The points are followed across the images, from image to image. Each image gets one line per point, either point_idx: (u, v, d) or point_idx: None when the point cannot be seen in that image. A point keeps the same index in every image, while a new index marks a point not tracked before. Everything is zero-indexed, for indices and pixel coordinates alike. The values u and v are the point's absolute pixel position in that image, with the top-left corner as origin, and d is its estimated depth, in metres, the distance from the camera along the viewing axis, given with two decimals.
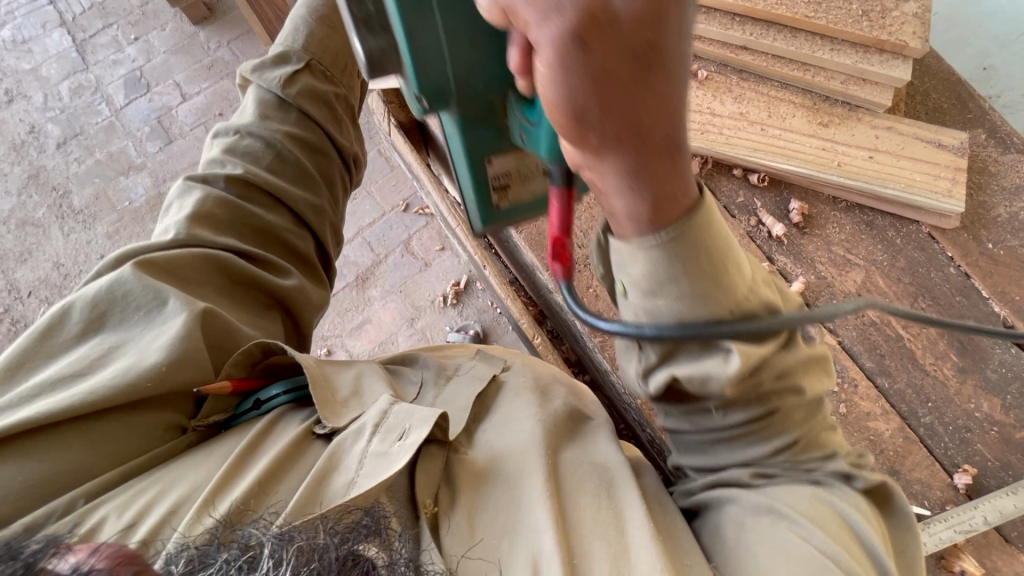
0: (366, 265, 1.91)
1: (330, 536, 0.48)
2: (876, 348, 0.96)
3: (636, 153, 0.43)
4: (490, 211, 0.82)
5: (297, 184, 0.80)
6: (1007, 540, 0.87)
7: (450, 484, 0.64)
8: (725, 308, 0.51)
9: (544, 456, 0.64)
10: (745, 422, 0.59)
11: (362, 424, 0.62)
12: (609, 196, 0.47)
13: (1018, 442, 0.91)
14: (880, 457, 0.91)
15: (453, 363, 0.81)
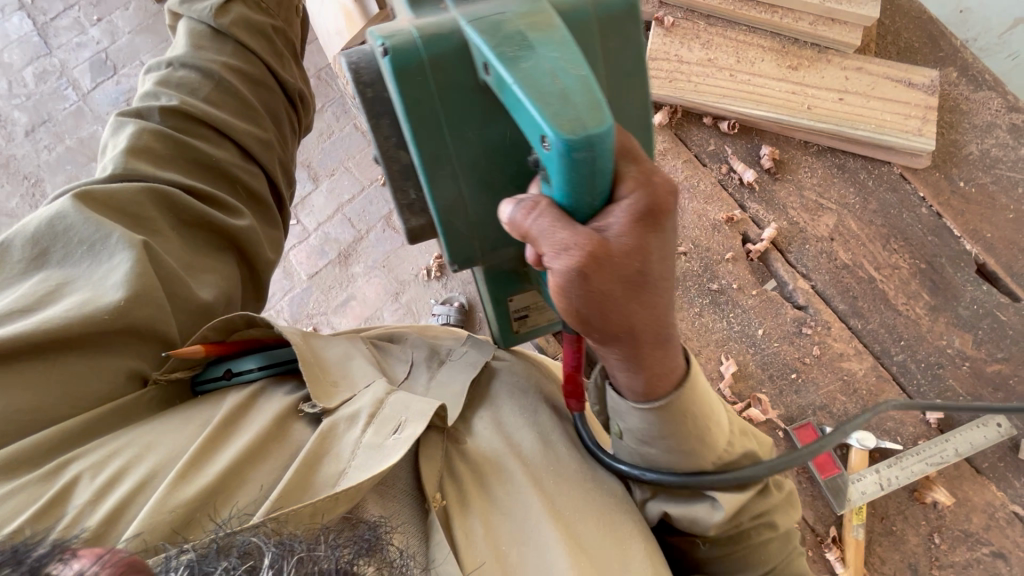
0: (348, 241, 1.90)
1: (334, 548, 0.39)
2: (849, 290, 0.96)
3: (630, 348, 0.52)
4: (512, 337, 0.75)
5: (241, 117, 0.73)
6: (979, 471, 0.89)
7: (453, 478, 0.60)
8: (709, 460, 0.59)
9: (542, 469, 0.62)
10: (720, 544, 0.64)
11: (356, 409, 0.56)
12: (614, 373, 0.56)
13: (989, 375, 0.92)
14: (854, 397, 0.92)
15: (445, 345, 0.74)
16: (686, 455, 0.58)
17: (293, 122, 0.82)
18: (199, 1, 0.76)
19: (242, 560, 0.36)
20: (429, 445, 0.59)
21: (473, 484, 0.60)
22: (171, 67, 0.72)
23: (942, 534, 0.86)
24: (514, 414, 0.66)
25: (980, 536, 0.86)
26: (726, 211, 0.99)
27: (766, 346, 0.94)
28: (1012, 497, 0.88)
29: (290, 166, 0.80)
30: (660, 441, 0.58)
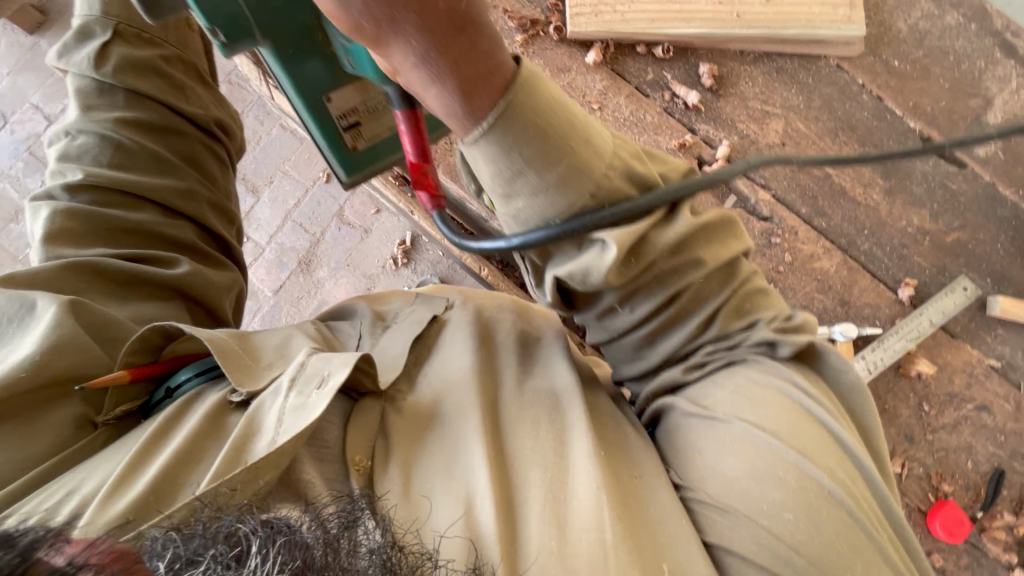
0: (306, 248, 1.84)
1: (317, 527, 0.40)
2: (808, 192, 0.97)
3: (421, 30, 0.41)
4: (348, 157, 0.73)
5: (156, 171, 0.72)
6: (953, 336, 0.94)
7: (384, 437, 0.56)
8: (586, 192, 0.48)
9: (476, 391, 0.58)
10: (662, 309, 0.55)
11: (279, 381, 0.53)
12: (423, 97, 0.45)
13: (947, 245, 0.96)
14: (830, 293, 0.95)
15: (392, 311, 0.73)
16: (553, 179, 0.47)
17: (218, 157, 0.80)
18: (77, 56, 0.73)
19: (229, 545, 0.37)
20: (365, 408, 0.57)
21: (405, 438, 0.55)
22: (69, 137, 0.71)
23: (930, 401, 0.91)
24: (459, 354, 0.63)
25: (964, 394, 0.92)
26: (677, 138, 0.98)
27: None
28: (985, 352, 0.94)
29: (221, 202, 0.78)
30: (525, 184, 0.47)
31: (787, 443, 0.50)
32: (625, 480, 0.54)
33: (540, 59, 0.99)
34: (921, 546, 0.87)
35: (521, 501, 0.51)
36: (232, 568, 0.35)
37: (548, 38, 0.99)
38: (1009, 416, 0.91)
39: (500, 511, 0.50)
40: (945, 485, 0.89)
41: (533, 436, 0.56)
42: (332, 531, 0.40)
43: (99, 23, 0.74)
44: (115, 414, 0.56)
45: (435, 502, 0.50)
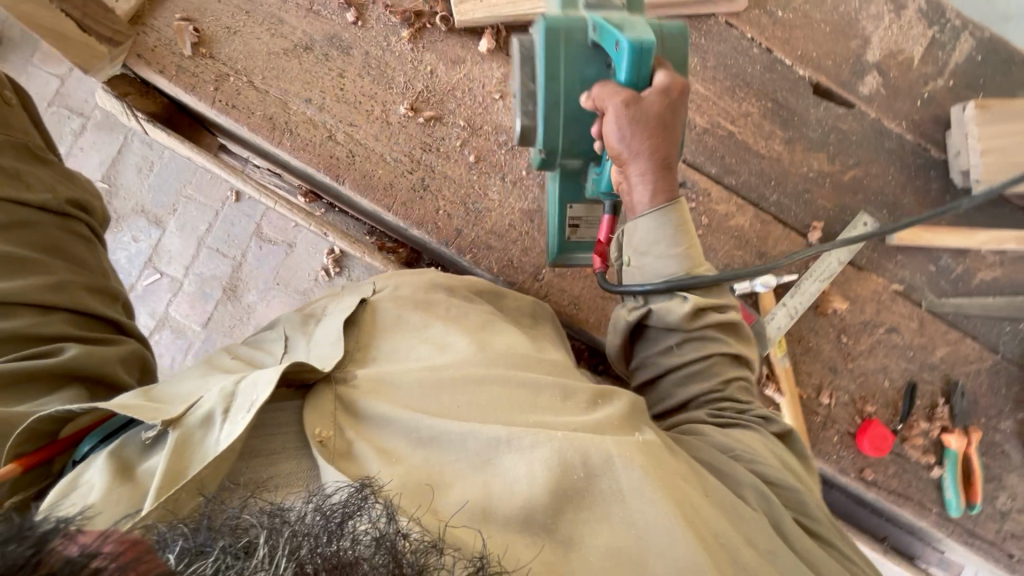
0: (228, 273, 1.73)
1: (324, 517, 0.42)
2: (715, 152, 1.00)
3: (660, 170, 0.73)
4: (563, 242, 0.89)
5: (7, 273, 0.64)
6: (860, 269, 1.01)
7: (346, 413, 0.61)
8: (688, 266, 0.74)
9: (444, 370, 0.66)
10: (699, 362, 0.74)
11: (207, 410, 0.55)
12: (635, 196, 0.75)
13: (845, 184, 1.02)
14: (746, 248, 0.99)
15: (319, 307, 0.84)
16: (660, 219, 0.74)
17: (82, 239, 0.75)
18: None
19: (235, 537, 0.39)
20: (316, 394, 0.62)
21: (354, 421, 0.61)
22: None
23: (847, 332, 0.98)
24: (413, 348, 0.72)
25: (875, 321, 0.99)
26: None
27: None
28: (889, 278, 1.01)
29: (96, 284, 0.73)
30: (658, 241, 0.74)
31: (765, 440, 0.69)
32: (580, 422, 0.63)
33: (432, 53, 0.94)
34: (855, 464, 0.96)
35: (479, 449, 0.58)
36: (240, 558, 0.37)
37: (437, 28, 0.94)
38: (915, 332, 1.00)
39: (453, 473, 0.57)
40: (868, 406, 0.97)
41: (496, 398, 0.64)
42: (335, 522, 0.41)
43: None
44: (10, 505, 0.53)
45: (421, 470, 0.56)
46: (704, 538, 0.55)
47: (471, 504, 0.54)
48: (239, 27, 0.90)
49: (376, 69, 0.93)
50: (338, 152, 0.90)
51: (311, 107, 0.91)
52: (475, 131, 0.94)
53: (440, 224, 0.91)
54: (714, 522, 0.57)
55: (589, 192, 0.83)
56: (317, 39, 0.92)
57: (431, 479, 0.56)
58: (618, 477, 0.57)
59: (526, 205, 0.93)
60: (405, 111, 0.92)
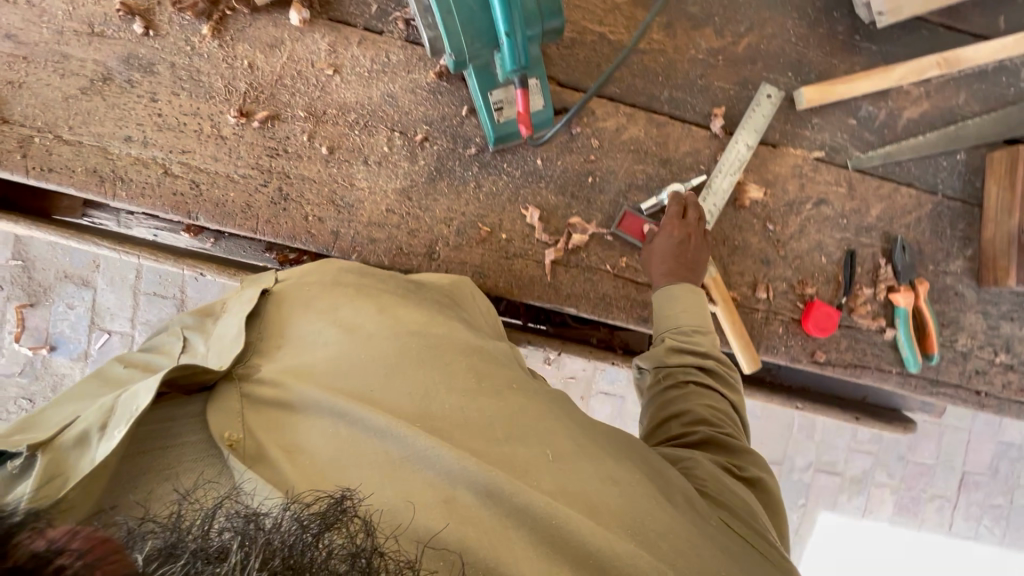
0: (174, 313, 1.69)
1: (300, 522, 0.41)
2: (590, 63, 0.89)
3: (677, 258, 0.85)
4: (497, 126, 0.83)
5: None
6: (775, 145, 0.92)
7: (256, 408, 0.57)
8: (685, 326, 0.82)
9: (360, 358, 0.62)
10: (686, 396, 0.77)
11: (84, 428, 0.51)
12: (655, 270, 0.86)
13: (741, 56, 0.92)
14: (648, 159, 0.90)
15: (219, 303, 0.75)
16: (692, 298, 0.83)
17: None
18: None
19: (206, 541, 0.38)
20: (220, 396, 0.57)
21: (264, 423, 0.55)
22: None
23: (773, 218, 0.92)
24: (325, 322, 0.66)
25: (800, 198, 0.93)
26: (433, 68, 0.85)
27: (553, 170, 0.89)
28: (808, 147, 0.93)
29: None
30: (667, 303, 0.84)
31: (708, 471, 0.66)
32: (526, 428, 0.59)
33: (245, 44, 0.82)
34: (805, 349, 0.93)
35: (403, 447, 0.53)
36: (213, 561, 0.36)
37: (241, 14, 0.82)
38: (845, 198, 0.93)
39: (377, 466, 0.53)
40: (809, 288, 0.93)
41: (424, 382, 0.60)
42: (312, 533, 0.40)
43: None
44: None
45: (354, 474, 0.52)
46: (610, 523, 0.54)
47: (398, 504, 0.50)
48: (23, 78, 0.80)
49: (189, 81, 0.82)
50: (180, 186, 0.82)
51: (134, 145, 0.81)
52: (320, 118, 0.84)
53: (314, 230, 0.84)
54: (644, 522, 0.55)
55: (500, 75, 0.79)
56: (115, 66, 0.81)
57: (359, 476, 0.52)
58: (552, 486, 0.55)
59: (399, 183, 0.86)
60: (236, 119, 0.83)
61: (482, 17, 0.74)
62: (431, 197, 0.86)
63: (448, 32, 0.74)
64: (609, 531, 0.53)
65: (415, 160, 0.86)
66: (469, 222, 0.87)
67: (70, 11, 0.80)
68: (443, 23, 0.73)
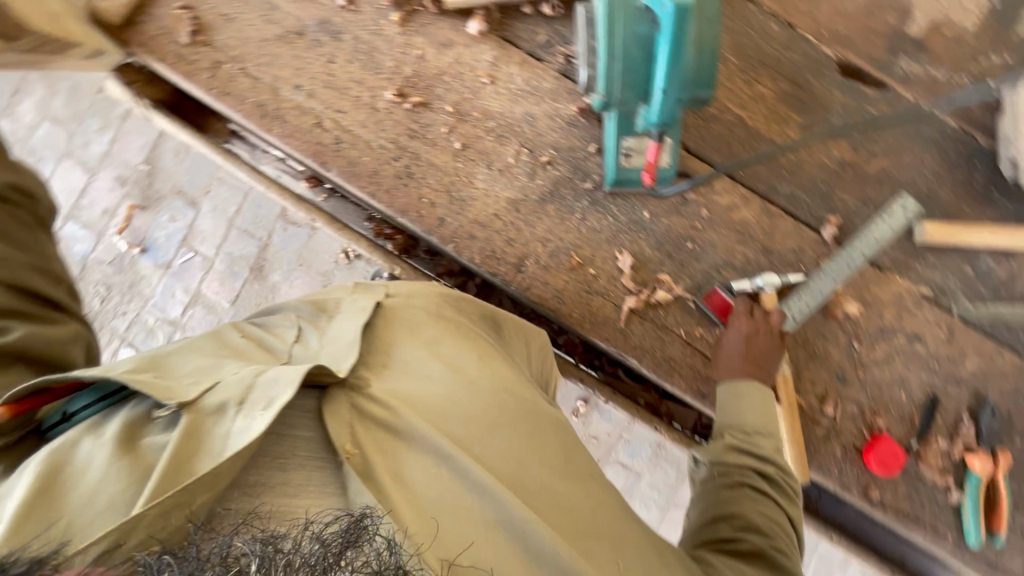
0: (255, 254, 1.81)
1: (323, 543, 0.46)
2: (720, 140, 0.93)
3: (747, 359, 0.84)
4: (618, 168, 0.87)
5: None
6: (882, 269, 0.92)
7: (363, 423, 0.63)
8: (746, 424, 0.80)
9: (460, 403, 0.67)
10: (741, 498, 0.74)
11: (222, 400, 0.57)
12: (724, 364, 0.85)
13: (870, 175, 0.93)
14: (751, 243, 0.91)
15: (334, 301, 0.81)
16: (754, 396, 0.82)
17: (16, 219, 0.72)
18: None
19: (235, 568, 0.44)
20: (333, 398, 0.63)
21: (373, 442, 0.62)
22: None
23: (861, 338, 0.90)
24: (430, 360, 0.73)
25: (894, 327, 0.90)
26: (577, 102, 0.91)
27: (656, 226, 0.91)
28: (915, 280, 0.91)
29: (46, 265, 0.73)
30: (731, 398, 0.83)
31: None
32: (598, 519, 0.65)
33: (422, 37, 0.92)
34: (859, 481, 0.88)
35: (500, 510, 0.60)
36: None
37: (427, 11, 0.92)
38: (942, 342, 0.90)
39: (474, 521, 0.59)
40: (880, 419, 0.89)
41: (514, 447, 0.66)
42: (337, 555, 0.45)
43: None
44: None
45: (450, 525, 0.58)
46: None
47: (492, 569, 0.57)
48: (234, 14, 0.91)
49: (364, 54, 0.91)
50: (325, 138, 0.90)
51: (300, 94, 0.91)
52: (463, 117, 0.91)
53: (423, 212, 0.90)
54: None
55: (639, 124, 0.82)
56: (309, 25, 0.92)
57: (461, 531, 0.58)
58: None
59: (512, 194, 0.91)
60: (392, 97, 0.91)
61: (642, 67, 0.79)
62: (536, 216, 0.90)
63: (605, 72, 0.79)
64: None
65: (533, 178, 0.91)
66: (563, 248, 0.90)
67: None
68: (604, 64, 0.79)
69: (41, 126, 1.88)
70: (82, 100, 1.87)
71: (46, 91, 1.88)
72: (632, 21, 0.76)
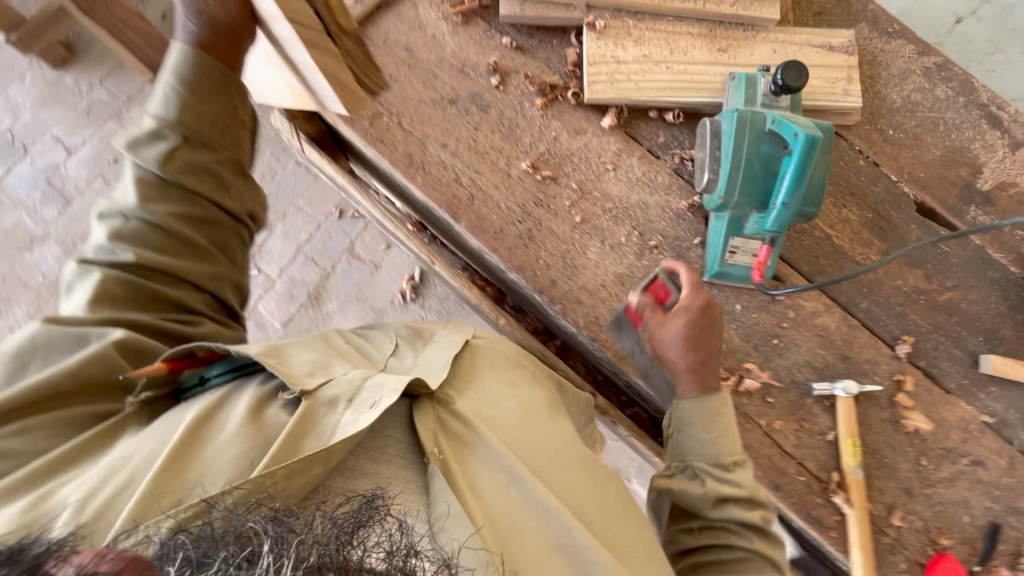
0: (315, 281, 1.88)
1: (332, 523, 0.49)
2: (809, 251, 1.03)
3: (693, 372, 0.88)
4: (720, 264, 0.96)
5: (193, 258, 0.76)
6: (949, 392, 0.98)
7: (444, 432, 0.72)
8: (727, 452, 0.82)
9: (514, 429, 0.76)
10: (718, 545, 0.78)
11: (334, 395, 0.67)
12: (666, 334, 0.88)
13: (942, 304, 1.02)
14: (831, 348, 0.98)
15: (428, 332, 0.96)
16: (702, 404, 0.86)
17: (241, 240, 0.84)
18: (130, 138, 0.73)
19: (238, 548, 0.44)
20: (422, 406, 0.73)
21: (451, 447, 0.71)
22: (121, 185, 0.75)
23: (928, 455, 0.95)
24: (490, 403, 0.79)
25: (960, 450, 0.95)
26: (688, 199, 1.01)
27: (746, 319, 0.99)
28: (979, 408, 0.98)
29: (242, 283, 0.85)
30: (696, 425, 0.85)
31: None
32: (641, 550, 0.70)
33: (559, 121, 1.04)
34: None
35: (569, 536, 0.65)
36: (243, 568, 0.42)
37: (567, 102, 1.05)
38: (1004, 471, 0.95)
39: (542, 542, 0.65)
40: (943, 538, 0.92)
41: (580, 489, 0.72)
42: (345, 534, 0.48)
43: (166, 123, 0.72)
44: (143, 398, 0.71)
45: (511, 541, 0.64)
46: None
47: None
48: (399, 77, 1.04)
49: (506, 128, 1.03)
50: (460, 193, 1.00)
51: (445, 152, 1.01)
52: (584, 194, 1.01)
53: (537, 271, 0.98)
54: None
55: (748, 229, 0.93)
56: (462, 95, 1.04)
57: (528, 548, 0.64)
58: None
59: (619, 269, 0.99)
60: (525, 167, 1.01)
61: (761, 182, 0.90)
62: None
63: (728, 180, 0.90)
64: None
65: (640, 258, 0.99)
66: None
67: (453, 51, 1.05)
68: (726, 172, 0.90)
69: None
70: None
71: None
72: (758, 142, 0.89)
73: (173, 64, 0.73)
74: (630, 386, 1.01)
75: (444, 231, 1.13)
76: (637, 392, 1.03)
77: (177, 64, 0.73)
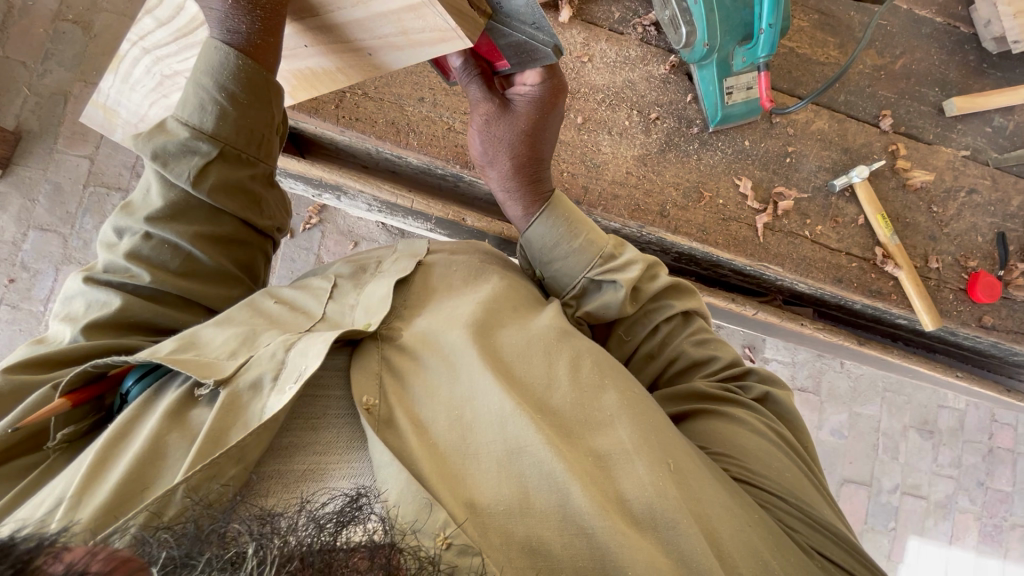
0: None
1: (314, 520, 0.39)
2: (782, 70, 1.09)
3: (512, 170, 0.79)
4: (721, 108, 0.98)
5: (216, 282, 0.69)
6: (930, 143, 1.11)
7: (393, 375, 0.60)
8: (594, 254, 0.76)
9: (474, 335, 0.63)
10: (727, 380, 0.76)
11: (258, 375, 0.54)
12: (505, 204, 0.83)
13: (899, 72, 1.12)
14: (832, 146, 1.07)
15: (373, 259, 0.76)
16: (549, 219, 0.78)
17: (267, 256, 0.76)
18: (159, 147, 0.63)
19: (223, 547, 0.36)
20: (365, 351, 0.61)
21: (390, 379, 0.59)
22: (145, 193, 0.67)
23: (936, 202, 1.08)
24: (455, 309, 0.67)
25: (956, 187, 1.09)
26: (666, 62, 1.03)
27: (757, 150, 1.04)
28: (956, 147, 1.11)
29: None
30: (560, 241, 0.77)
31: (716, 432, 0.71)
32: (620, 434, 0.59)
33: None
34: (974, 315, 1.06)
35: (520, 435, 0.55)
36: (227, 569, 0.34)
37: None
38: (991, 189, 1.10)
39: (493, 450, 0.55)
40: (971, 262, 1.07)
41: (540, 373, 0.63)
42: (329, 532, 0.38)
43: (199, 134, 0.64)
44: (65, 435, 0.57)
45: (456, 452, 0.55)
46: (700, 517, 0.56)
47: (505, 495, 0.52)
48: None
49: None
50: (460, 140, 0.94)
51: (425, 105, 0.95)
52: (574, 95, 1.00)
53: (564, 183, 0.99)
54: (728, 519, 0.57)
55: (737, 65, 0.97)
56: None
57: (475, 459, 0.54)
58: (648, 503, 0.55)
59: (637, 151, 1.01)
60: None
61: (736, 16, 0.92)
62: (661, 164, 1.01)
63: (707, 26, 0.91)
64: (711, 545, 0.54)
65: (649, 133, 1.01)
66: (692, 187, 1.01)
67: None
68: (703, 18, 0.91)
69: (27, 237, 1.65)
70: (69, 200, 1.66)
71: (25, 200, 1.66)
72: None
73: (200, 65, 0.64)
74: (682, 253, 1.05)
75: (439, 185, 1.05)
76: (687, 257, 1.07)
77: (214, 68, 0.63)
